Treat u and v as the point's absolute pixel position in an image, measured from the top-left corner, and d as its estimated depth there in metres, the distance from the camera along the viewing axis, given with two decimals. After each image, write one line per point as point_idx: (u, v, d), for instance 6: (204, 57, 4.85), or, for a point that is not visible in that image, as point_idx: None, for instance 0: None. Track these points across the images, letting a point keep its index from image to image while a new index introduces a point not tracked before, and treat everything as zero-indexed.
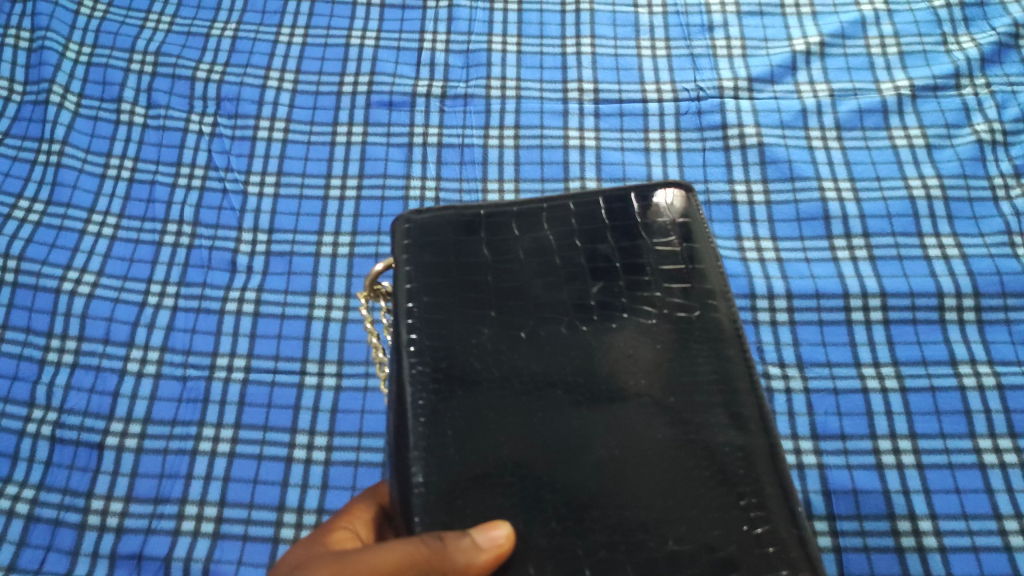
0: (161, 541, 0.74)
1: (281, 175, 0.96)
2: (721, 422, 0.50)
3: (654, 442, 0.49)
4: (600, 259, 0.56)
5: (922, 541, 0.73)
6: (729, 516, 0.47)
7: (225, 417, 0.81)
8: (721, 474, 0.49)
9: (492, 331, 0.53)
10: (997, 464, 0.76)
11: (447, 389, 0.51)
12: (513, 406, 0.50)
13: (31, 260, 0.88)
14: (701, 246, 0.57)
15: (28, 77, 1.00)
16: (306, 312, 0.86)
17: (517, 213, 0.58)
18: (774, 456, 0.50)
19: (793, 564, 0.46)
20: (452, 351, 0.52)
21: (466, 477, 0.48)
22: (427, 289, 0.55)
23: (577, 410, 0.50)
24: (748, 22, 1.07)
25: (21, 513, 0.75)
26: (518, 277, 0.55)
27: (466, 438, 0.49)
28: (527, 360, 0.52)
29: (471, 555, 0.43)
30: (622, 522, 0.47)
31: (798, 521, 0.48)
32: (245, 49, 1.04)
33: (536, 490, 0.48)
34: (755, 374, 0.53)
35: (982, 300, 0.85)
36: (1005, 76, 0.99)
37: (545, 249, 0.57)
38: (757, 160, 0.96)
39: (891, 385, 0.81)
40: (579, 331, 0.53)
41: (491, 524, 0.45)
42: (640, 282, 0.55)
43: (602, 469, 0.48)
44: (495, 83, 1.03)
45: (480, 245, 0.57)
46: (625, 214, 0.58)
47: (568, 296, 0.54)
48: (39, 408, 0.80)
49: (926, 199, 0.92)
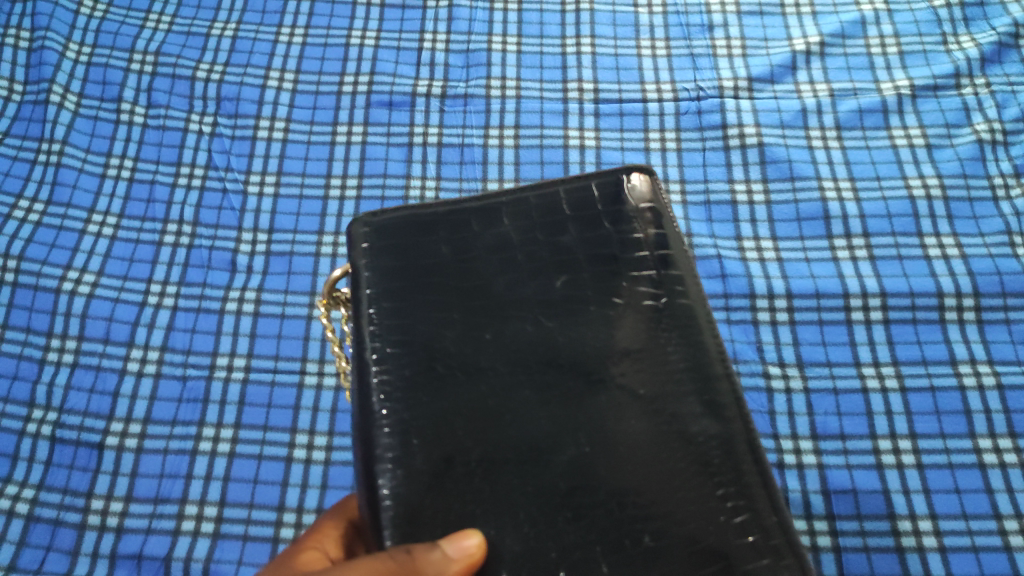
0: (161, 541, 0.74)
1: (281, 174, 0.96)
2: (694, 411, 0.50)
3: (623, 437, 0.49)
4: (565, 252, 0.56)
5: (922, 541, 0.73)
6: (706, 508, 0.47)
7: (225, 417, 0.81)
8: (695, 465, 0.48)
9: (456, 333, 0.53)
10: (997, 464, 0.76)
11: (411, 395, 0.51)
12: (479, 408, 0.50)
13: (31, 259, 0.88)
14: (667, 231, 0.57)
15: (28, 77, 0.99)
16: (307, 312, 0.86)
17: (476, 210, 0.58)
18: (751, 441, 0.49)
19: (776, 551, 0.45)
20: (415, 356, 0.52)
21: (435, 485, 0.48)
22: (387, 295, 0.55)
23: (545, 409, 0.50)
24: (748, 22, 1.07)
25: (21, 513, 0.75)
26: (481, 275, 0.55)
27: (432, 444, 0.49)
28: (491, 360, 0.52)
29: (441, 566, 0.43)
30: (595, 521, 0.47)
31: (779, 505, 0.47)
32: (245, 49, 1.04)
33: (506, 494, 0.48)
34: (727, 357, 0.52)
35: (982, 300, 0.85)
36: (1005, 76, 0.99)
37: (508, 244, 0.56)
38: (757, 160, 0.96)
39: (890, 385, 0.81)
40: (545, 327, 0.53)
41: (463, 534, 0.45)
42: (607, 273, 0.55)
43: (571, 467, 0.48)
44: (496, 83, 1.03)
45: (440, 244, 0.57)
46: (587, 202, 0.58)
47: (533, 292, 0.54)
48: (39, 408, 0.80)
49: (926, 199, 0.92)
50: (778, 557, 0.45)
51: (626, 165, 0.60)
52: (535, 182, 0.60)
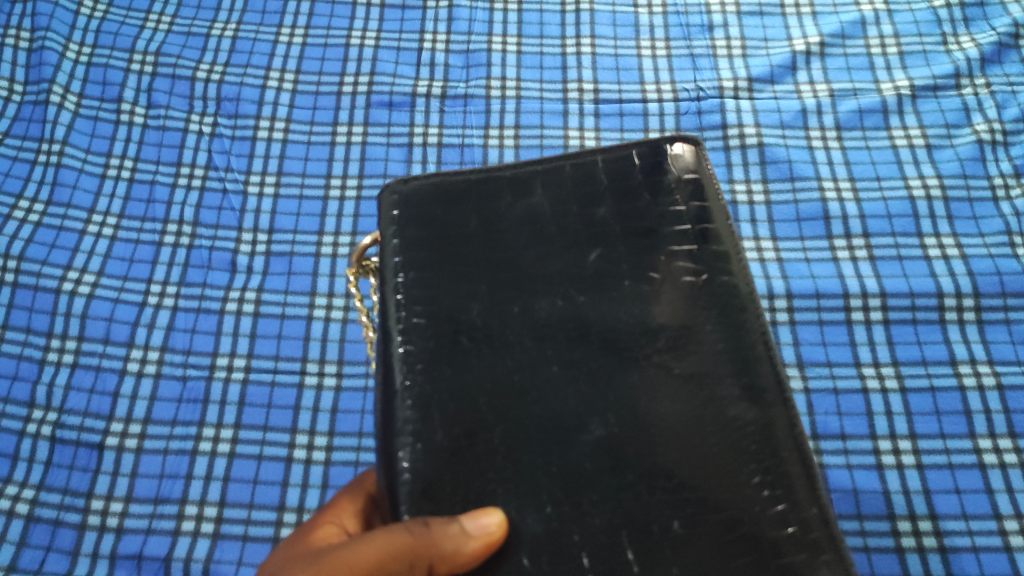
0: (161, 541, 0.74)
1: (281, 175, 0.96)
2: (732, 394, 0.50)
3: (655, 419, 0.49)
4: (599, 224, 0.56)
5: (922, 541, 0.73)
6: (743, 496, 0.47)
7: (225, 417, 0.81)
8: (731, 451, 0.48)
9: (484, 306, 0.53)
10: (997, 464, 0.76)
11: (435, 368, 0.51)
12: (506, 384, 0.50)
13: (31, 259, 0.88)
14: (709, 205, 0.57)
15: (28, 77, 0.99)
16: (306, 312, 0.86)
17: (509, 178, 0.58)
18: (793, 429, 0.49)
19: (815, 545, 0.46)
20: (440, 328, 0.52)
21: (456, 461, 0.48)
22: (414, 264, 0.55)
23: (575, 387, 0.50)
24: (748, 22, 1.07)
25: (21, 513, 0.75)
26: (511, 248, 0.55)
27: (456, 418, 0.49)
28: (519, 334, 0.52)
29: (459, 542, 0.43)
30: (623, 505, 0.47)
31: (819, 497, 0.48)
32: (245, 49, 1.04)
33: (531, 473, 0.48)
34: (769, 339, 0.52)
35: (982, 300, 0.85)
36: (1005, 76, 0.99)
37: (540, 215, 0.57)
38: (756, 160, 0.96)
39: (891, 385, 0.81)
40: (576, 302, 0.53)
41: (483, 512, 0.45)
42: (643, 248, 0.55)
43: (600, 448, 0.48)
44: (495, 83, 1.03)
45: (470, 213, 0.57)
46: (626, 173, 0.58)
47: (565, 267, 0.54)
48: (39, 408, 0.80)
49: (926, 199, 0.92)
50: (816, 551, 0.46)
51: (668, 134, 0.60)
52: (571, 152, 0.60)
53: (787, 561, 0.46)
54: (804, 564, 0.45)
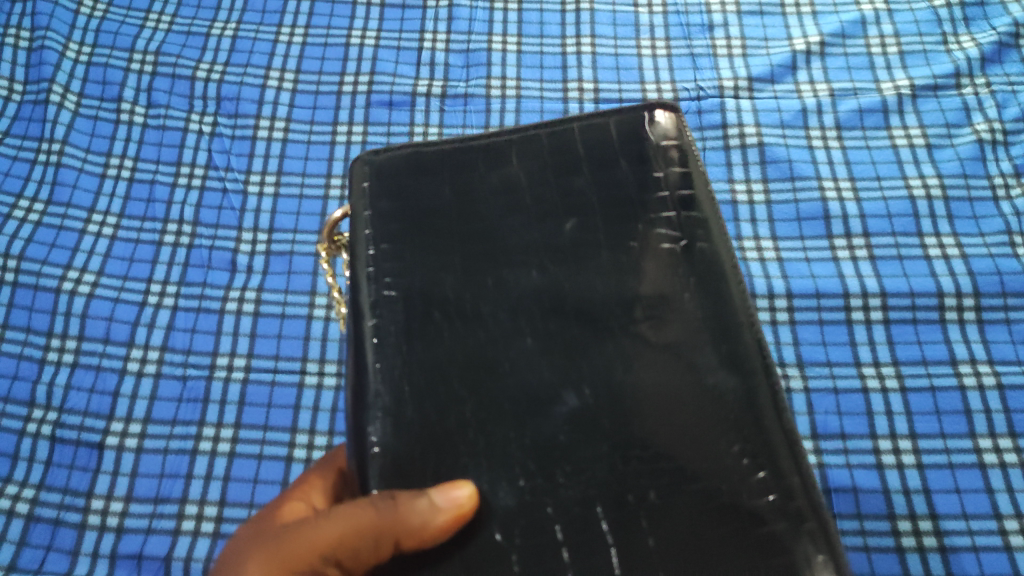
0: (162, 540, 0.74)
1: (281, 174, 0.96)
2: (711, 362, 0.49)
3: (632, 388, 0.49)
4: (576, 193, 0.56)
5: (922, 541, 0.73)
6: (723, 467, 0.46)
7: (225, 417, 0.81)
8: (711, 421, 0.48)
9: (455, 277, 0.53)
10: (997, 464, 0.76)
11: (405, 342, 0.51)
12: (477, 356, 0.50)
13: (32, 259, 0.88)
14: (690, 170, 0.57)
15: (28, 77, 0.99)
16: (306, 312, 0.86)
17: (483, 149, 0.59)
18: (775, 397, 0.48)
19: (798, 514, 0.45)
20: (411, 301, 0.53)
21: (425, 436, 0.48)
22: (385, 237, 0.56)
23: (547, 358, 0.50)
24: (748, 22, 1.07)
25: (21, 513, 0.75)
26: (485, 219, 0.56)
27: (425, 391, 0.49)
28: (492, 306, 0.52)
29: (427, 516, 0.44)
30: (597, 477, 0.46)
31: (802, 467, 0.47)
32: (245, 49, 1.04)
33: (502, 446, 0.48)
34: (751, 306, 0.52)
35: (982, 300, 0.85)
36: (1005, 76, 0.99)
37: (515, 185, 0.57)
38: (757, 160, 0.96)
39: (890, 385, 0.81)
40: (550, 271, 0.53)
41: (454, 485, 0.46)
42: (621, 216, 0.55)
43: (574, 419, 0.48)
44: (496, 82, 1.03)
45: (443, 185, 0.58)
46: (604, 140, 0.58)
47: (539, 237, 0.55)
48: (39, 408, 0.80)
49: (926, 199, 0.92)
50: (799, 520, 0.45)
51: (648, 102, 0.61)
52: (547, 121, 0.61)
53: (768, 531, 0.45)
54: (786, 533, 0.44)
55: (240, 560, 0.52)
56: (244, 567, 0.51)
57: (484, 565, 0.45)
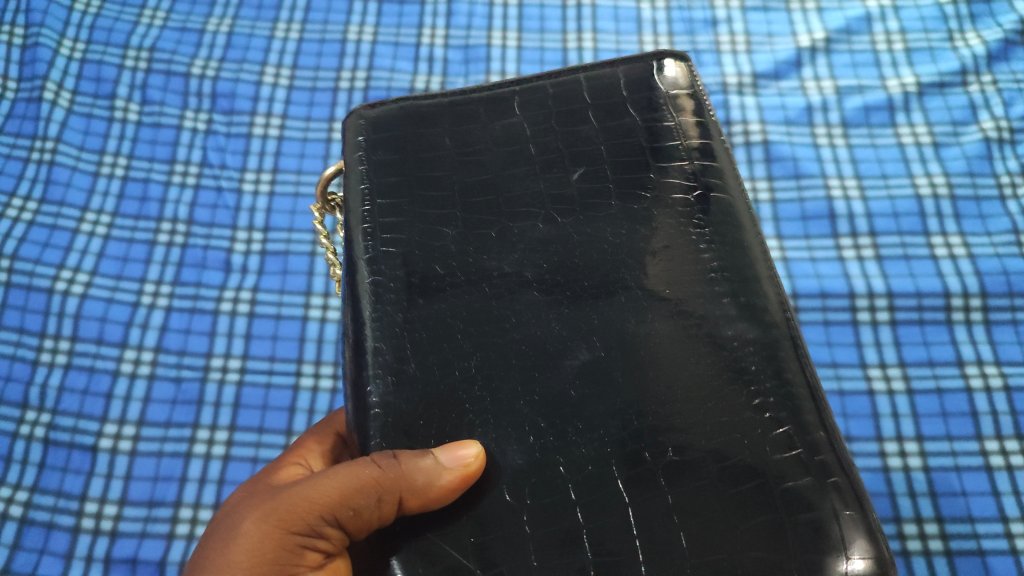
0: (156, 544, 0.72)
1: (276, 172, 0.94)
2: (729, 313, 0.49)
3: (645, 341, 0.49)
4: (583, 142, 0.56)
5: (928, 545, 0.71)
6: (742, 420, 0.45)
7: (220, 419, 0.79)
8: (728, 373, 0.47)
9: (459, 231, 0.53)
10: (1003, 466, 0.75)
11: (408, 296, 0.51)
12: (484, 311, 0.50)
13: (25, 258, 0.86)
14: (705, 121, 0.57)
15: (22, 74, 0.98)
16: (302, 313, 0.85)
17: (486, 99, 0.59)
18: (796, 346, 0.48)
19: (824, 469, 0.44)
20: (412, 254, 0.53)
21: (429, 393, 0.48)
22: (382, 189, 0.56)
23: (558, 311, 0.50)
24: (753, 17, 1.05)
25: (15, 515, 0.73)
26: (488, 171, 0.56)
27: (430, 345, 0.49)
28: (499, 260, 0.52)
29: (432, 474, 0.43)
30: (612, 433, 0.46)
31: (826, 420, 0.46)
32: (242, 45, 1.03)
33: (511, 403, 0.47)
34: (768, 256, 0.52)
35: (989, 300, 0.83)
36: (1011, 73, 0.97)
37: (518, 136, 0.57)
38: (761, 158, 0.94)
39: (897, 386, 0.79)
40: (558, 224, 0.53)
41: (459, 445, 0.45)
42: (632, 166, 0.55)
43: (586, 373, 0.48)
44: (495, 78, 1.01)
45: (442, 137, 0.58)
46: (610, 89, 0.58)
47: (546, 189, 0.55)
48: (32, 410, 0.78)
49: (933, 198, 0.90)
50: (824, 475, 0.44)
51: (656, 52, 0.61)
52: (552, 72, 0.60)
53: (791, 487, 0.43)
54: (810, 488, 0.43)
55: (227, 514, 0.48)
56: (234, 528, 0.46)
57: (495, 525, 0.44)
